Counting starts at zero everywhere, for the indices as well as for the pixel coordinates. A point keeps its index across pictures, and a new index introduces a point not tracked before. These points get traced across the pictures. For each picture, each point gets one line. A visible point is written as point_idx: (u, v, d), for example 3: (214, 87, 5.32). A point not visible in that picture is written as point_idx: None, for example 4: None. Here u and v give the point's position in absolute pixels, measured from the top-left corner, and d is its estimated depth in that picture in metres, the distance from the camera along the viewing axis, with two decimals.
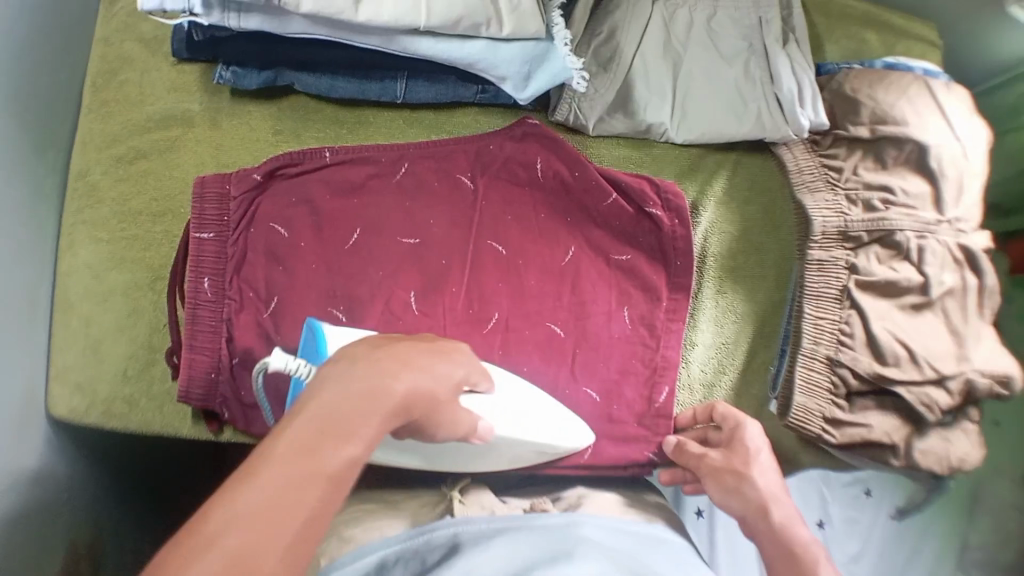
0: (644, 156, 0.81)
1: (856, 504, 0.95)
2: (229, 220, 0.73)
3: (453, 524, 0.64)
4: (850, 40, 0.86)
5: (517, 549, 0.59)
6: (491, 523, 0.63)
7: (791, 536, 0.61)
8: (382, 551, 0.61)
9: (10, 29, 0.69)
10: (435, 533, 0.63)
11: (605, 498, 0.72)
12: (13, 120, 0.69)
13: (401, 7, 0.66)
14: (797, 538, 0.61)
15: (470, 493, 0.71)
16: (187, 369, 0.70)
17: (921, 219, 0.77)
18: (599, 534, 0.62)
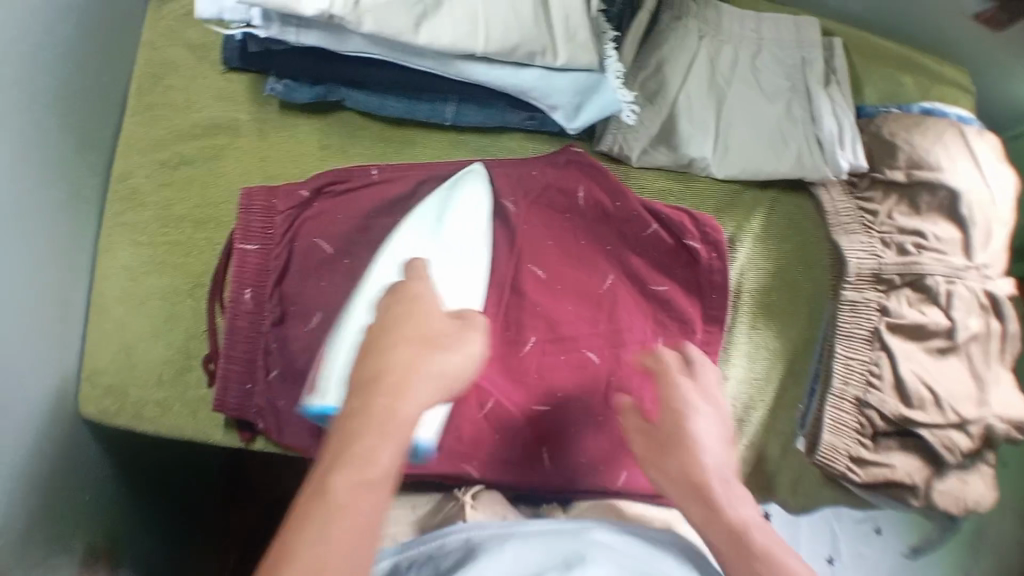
0: (684, 188, 0.81)
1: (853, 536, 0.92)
2: (273, 234, 0.73)
3: (468, 529, 0.64)
4: (887, 82, 0.87)
5: (526, 557, 0.59)
6: (505, 529, 0.64)
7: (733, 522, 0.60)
8: (398, 556, 0.64)
9: (55, 24, 0.69)
10: (449, 537, 0.64)
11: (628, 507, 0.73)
12: (55, 118, 0.70)
13: (459, 32, 0.68)
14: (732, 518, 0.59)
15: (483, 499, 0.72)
16: (222, 379, 0.73)
17: (951, 264, 0.78)
18: (615, 539, 0.62)
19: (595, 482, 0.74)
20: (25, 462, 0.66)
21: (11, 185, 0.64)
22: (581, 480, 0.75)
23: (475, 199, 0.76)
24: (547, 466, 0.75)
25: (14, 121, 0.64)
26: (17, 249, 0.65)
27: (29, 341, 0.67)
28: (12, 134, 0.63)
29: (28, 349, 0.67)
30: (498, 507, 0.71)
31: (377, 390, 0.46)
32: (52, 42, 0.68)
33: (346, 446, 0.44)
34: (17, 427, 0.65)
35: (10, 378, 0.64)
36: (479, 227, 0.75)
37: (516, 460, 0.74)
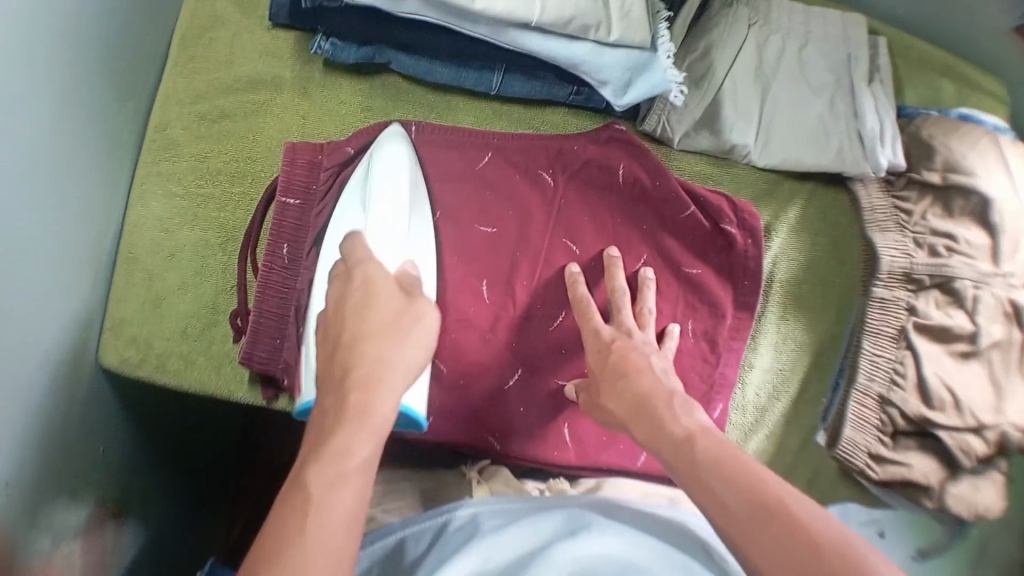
0: (724, 173, 0.81)
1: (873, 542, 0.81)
2: (314, 191, 0.75)
3: (472, 505, 0.65)
4: (927, 87, 0.87)
5: (538, 530, 0.60)
6: (510, 506, 0.64)
7: (765, 494, 0.46)
8: (401, 531, 0.64)
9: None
10: (453, 512, 0.64)
11: (643, 487, 0.73)
12: (97, 54, 0.69)
13: (515, 3, 0.68)
14: (681, 428, 0.55)
15: (490, 474, 0.72)
16: (253, 332, 0.72)
17: (980, 270, 0.78)
18: (621, 518, 0.63)
19: (614, 461, 0.75)
20: (43, 404, 0.65)
21: (49, 113, 0.63)
22: (606, 458, 0.75)
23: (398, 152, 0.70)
24: (570, 443, 0.75)
25: (56, 53, 0.63)
26: (51, 180, 0.64)
27: (56, 279, 0.67)
28: (55, 63, 0.63)
29: (53, 289, 0.66)
30: (505, 483, 0.71)
31: (349, 387, 0.49)
32: None
33: (321, 447, 0.47)
34: (39, 367, 0.64)
35: (34, 315, 0.63)
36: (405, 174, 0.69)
37: (541, 436, 0.75)
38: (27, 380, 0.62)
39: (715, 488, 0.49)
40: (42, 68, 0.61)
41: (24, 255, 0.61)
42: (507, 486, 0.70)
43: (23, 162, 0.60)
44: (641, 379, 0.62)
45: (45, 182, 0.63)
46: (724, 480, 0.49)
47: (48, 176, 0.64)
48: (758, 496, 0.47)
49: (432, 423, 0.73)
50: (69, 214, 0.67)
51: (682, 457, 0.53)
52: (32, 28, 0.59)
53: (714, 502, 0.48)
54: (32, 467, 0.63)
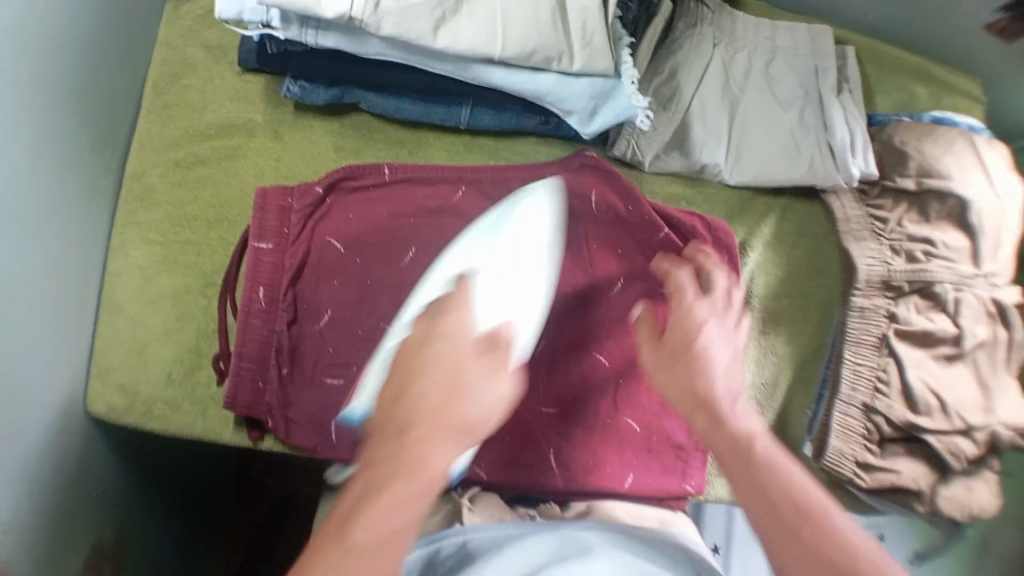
0: (698, 194, 0.81)
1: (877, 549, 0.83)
2: (288, 233, 0.76)
3: (466, 532, 0.64)
4: (899, 91, 0.87)
5: (530, 560, 0.60)
6: (505, 531, 0.64)
7: (805, 494, 0.52)
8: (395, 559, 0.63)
9: (75, 16, 0.69)
10: (446, 542, 0.64)
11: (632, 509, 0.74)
12: (70, 109, 0.70)
13: (478, 38, 0.68)
14: (743, 430, 0.57)
15: (482, 501, 0.71)
16: (235, 376, 0.73)
17: (959, 272, 0.78)
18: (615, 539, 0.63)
19: (601, 483, 0.75)
20: (34, 459, 0.65)
21: (26, 174, 0.64)
22: (593, 483, 0.74)
23: (541, 209, 0.70)
24: (557, 468, 0.74)
25: (30, 113, 0.64)
26: (32, 239, 0.65)
27: (43, 333, 0.67)
28: (27, 125, 0.63)
29: (39, 344, 0.67)
30: (497, 510, 0.70)
31: (408, 404, 0.51)
32: (70, 39, 0.69)
33: (370, 502, 0.46)
34: (27, 423, 0.65)
35: (21, 372, 0.64)
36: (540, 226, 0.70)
37: (525, 463, 0.74)
38: (17, 437, 0.63)
39: (766, 488, 0.52)
40: (14, 132, 0.62)
41: (8, 315, 0.62)
42: (499, 512, 0.70)
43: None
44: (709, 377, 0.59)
45: (26, 242, 0.64)
46: (775, 482, 0.53)
47: (29, 234, 0.64)
48: (796, 500, 0.51)
49: None
50: (50, 269, 0.68)
51: (732, 458, 0.56)
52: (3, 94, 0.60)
53: (766, 511, 0.51)
54: (26, 522, 0.64)
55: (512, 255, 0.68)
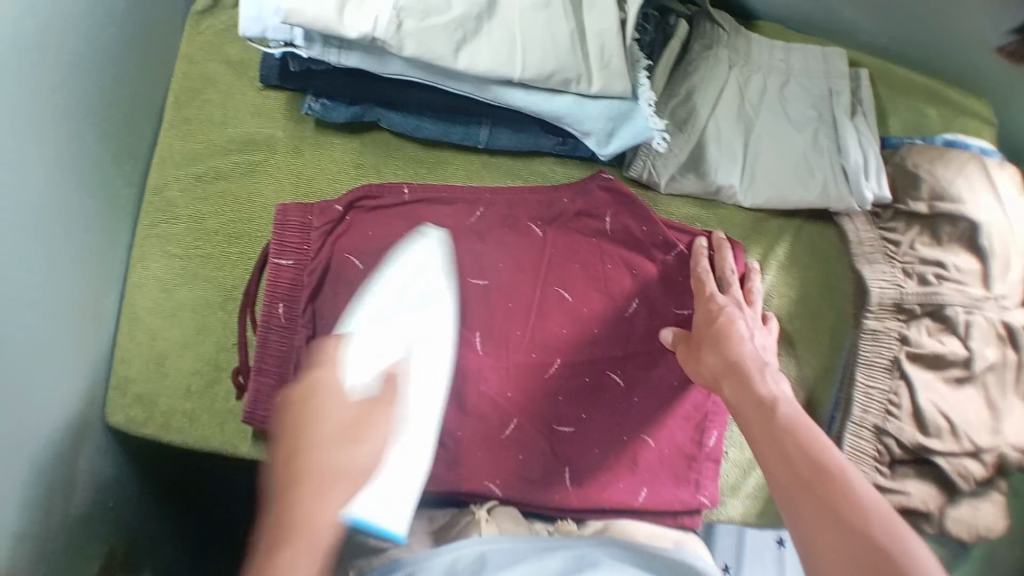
0: (712, 216, 0.82)
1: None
2: (307, 249, 0.76)
3: (482, 543, 0.65)
4: (911, 112, 0.87)
5: None
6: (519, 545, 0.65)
7: (826, 460, 0.54)
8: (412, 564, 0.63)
9: (93, 33, 0.69)
10: (462, 551, 0.64)
11: (650, 527, 0.74)
12: (88, 125, 0.70)
13: (498, 59, 0.69)
14: (767, 392, 0.61)
15: (500, 514, 0.72)
16: (254, 392, 0.74)
17: (970, 295, 0.79)
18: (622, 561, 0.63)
19: (616, 499, 0.76)
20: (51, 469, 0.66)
21: (45, 185, 0.64)
22: (608, 497, 0.75)
23: (428, 258, 0.72)
24: (570, 485, 0.75)
25: (49, 125, 0.64)
26: (48, 255, 0.65)
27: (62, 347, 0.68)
28: (45, 142, 0.64)
29: (58, 355, 0.68)
30: (511, 524, 0.71)
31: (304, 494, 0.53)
32: (92, 53, 0.69)
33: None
34: (44, 432, 0.65)
35: (37, 383, 0.64)
36: (412, 268, 0.71)
37: (540, 480, 0.75)
38: (32, 451, 0.63)
39: (786, 447, 0.56)
40: (27, 151, 0.62)
41: (28, 325, 0.63)
42: (515, 526, 0.71)
43: (10, 244, 0.60)
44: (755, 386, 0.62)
45: (45, 253, 0.65)
46: (792, 439, 0.56)
47: (44, 251, 0.65)
48: (814, 459, 0.54)
49: (434, 472, 0.74)
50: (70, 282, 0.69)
51: (757, 422, 0.59)
52: (14, 113, 0.60)
53: (788, 473, 0.54)
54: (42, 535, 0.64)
55: (421, 302, 0.70)
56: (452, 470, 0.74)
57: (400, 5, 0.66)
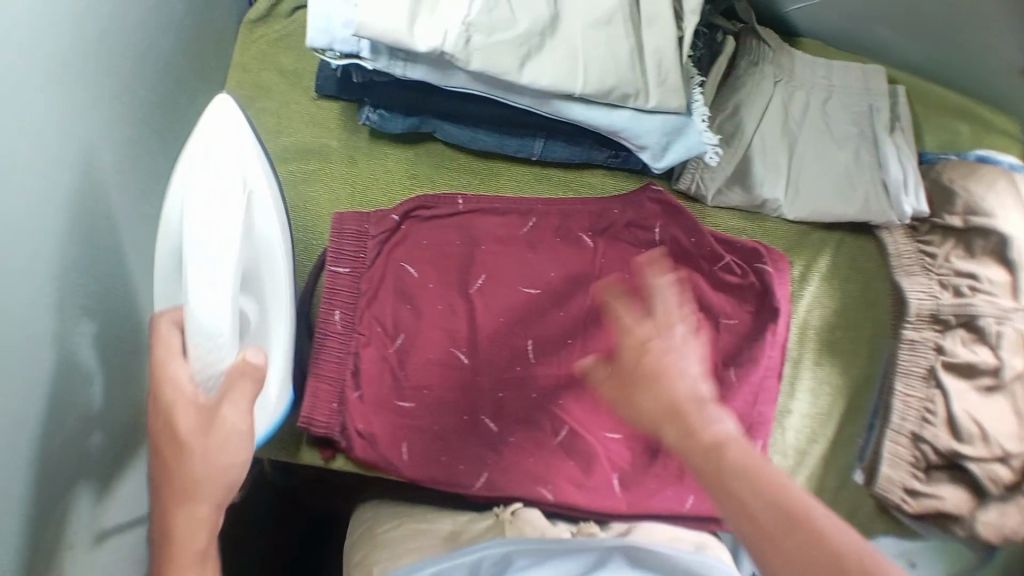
0: (758, 228, 0.85)
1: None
2: (364, 257, 0.77)
3: (505, 544, 0.67)
4: (945, 130, 0.90)
5: None
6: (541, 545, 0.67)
7: (791, 499, 0.46)
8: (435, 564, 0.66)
9: (151, 43, 0.70)
10: (484, 551, 0.67)
11: (671, 532, 0.75)
12: (145, 134, 0.70)
13: (560, 74, 0.70)
14: (710, 435, 0.50)
15: (523, 515, 0.74)
16: (311, 397, 0.74)
17: (1001, 306, 0.81)
18: None
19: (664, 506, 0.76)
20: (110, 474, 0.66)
21: (112, 190, 0.64)
22: (656, 504, 0.76)
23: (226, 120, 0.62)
24: (620, 492, 0.76)
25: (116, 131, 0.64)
26: (118, 266, 0.65)
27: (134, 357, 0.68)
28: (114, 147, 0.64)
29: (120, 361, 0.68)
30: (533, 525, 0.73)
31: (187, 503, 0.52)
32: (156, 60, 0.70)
33: None
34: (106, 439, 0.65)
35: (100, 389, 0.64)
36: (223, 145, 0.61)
37: (593, 487, 0.76)
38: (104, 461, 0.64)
39: (743, 499, 0.47)
40: (95, 160, 0.62)
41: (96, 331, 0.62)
42: (535, 528, 0.72)
43: (82, 251, 0.60)
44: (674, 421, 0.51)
45: (112, 258, 0.65)
46: (750, 490, 0.47)
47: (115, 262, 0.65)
48: (775, 504, 0.46)
49: (486, 479, 0.75)
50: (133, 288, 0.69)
51: (710, 467, 0.49)
52: (83, 126, 0.60)
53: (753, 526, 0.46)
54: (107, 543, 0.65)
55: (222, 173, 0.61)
56: (508, 475, 0.75)
57: (469, 20, 0.67)
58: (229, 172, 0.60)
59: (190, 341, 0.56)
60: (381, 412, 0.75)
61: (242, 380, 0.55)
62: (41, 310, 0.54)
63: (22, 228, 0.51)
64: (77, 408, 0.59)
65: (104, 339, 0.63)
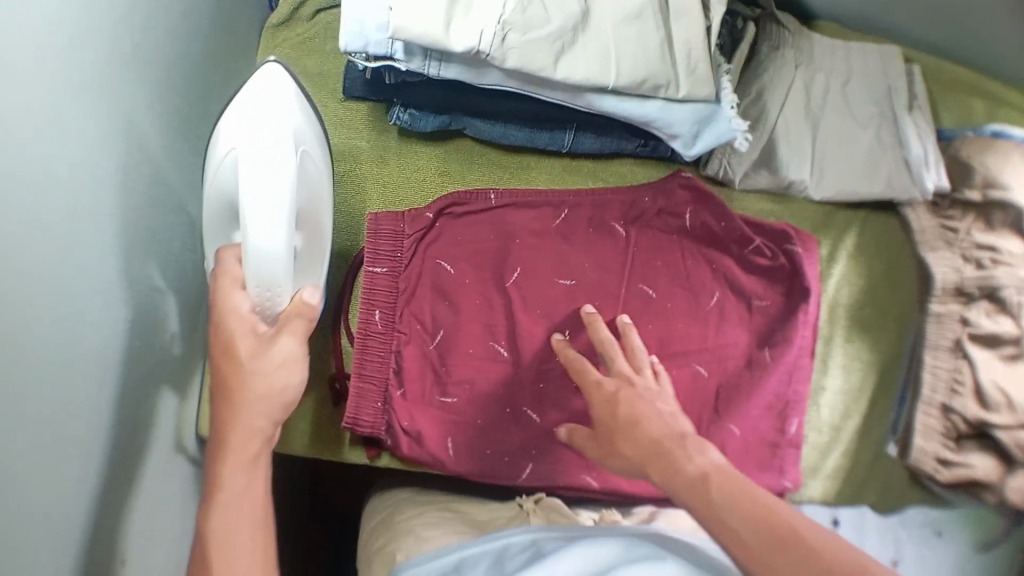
0: (784, 209, 0.87)
1: (924, 541, 0.85)
2: (400, 257, 0.77)
3: (531, 532, 0.64)
4: (960, 107, 0.91)
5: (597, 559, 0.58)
6: (567, 534, 0.64)
7: (776, 520, 0.51)
8: (460, 552, 0.62)
9: (186, 51, 0.69)
10: (511, 538, 0.64)
11: (691, 520, 0.75)
12: (187, 141, 0.70)
13: (594, 68, 0.71)
14: (695, 469, 0.57)
15: (546, 504, 0.74)
16: (357, 397, 0.73)
17: (1021, 277, 0.81)
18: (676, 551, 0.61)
19: None
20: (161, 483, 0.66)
21: (157, 202, 0.65)
22: None
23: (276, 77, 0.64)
24: None
25: (158, 144, 0.65)
26: (156, 273, 0.65)
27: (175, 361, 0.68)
28: (153, 159, 0.64)
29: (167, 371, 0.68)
30: (559, 512, 0.73)
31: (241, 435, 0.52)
32: (190, 67, 0.70)
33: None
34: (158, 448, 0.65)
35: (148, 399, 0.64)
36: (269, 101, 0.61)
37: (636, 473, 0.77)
38: (149, 467, 0.64)
39: (730, 523, 0.52)
40: (142, 172, 0.62)
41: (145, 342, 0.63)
42: (561, 514, 0.73)
43: (130, 262, 0.60)
44: (688, 465, 0.58)
45: (160, 267, 0.65)
46: (736, 515, 0.52)
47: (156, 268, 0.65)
48: (761, 523, 0.51)
49: (532, 469, 0.76)
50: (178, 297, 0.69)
51: (694, 495, 0.56)
52: (129, 139, 0.60)
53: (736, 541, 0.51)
54: (157, 549, 0.65)
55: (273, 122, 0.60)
56: (551, 464, 0.76)
57: (504, 19, 0.68)
58: (285, 119, 0.61)
59: (248, 264, 0.55)
60: (426, 408, 0.76)
61: (295, 320, 0.56)
62: (89, 325, 0.54)
63: (64, 236, 0.51)
64: (126, 422, 0.59)
65: (145, 348, 0.63)
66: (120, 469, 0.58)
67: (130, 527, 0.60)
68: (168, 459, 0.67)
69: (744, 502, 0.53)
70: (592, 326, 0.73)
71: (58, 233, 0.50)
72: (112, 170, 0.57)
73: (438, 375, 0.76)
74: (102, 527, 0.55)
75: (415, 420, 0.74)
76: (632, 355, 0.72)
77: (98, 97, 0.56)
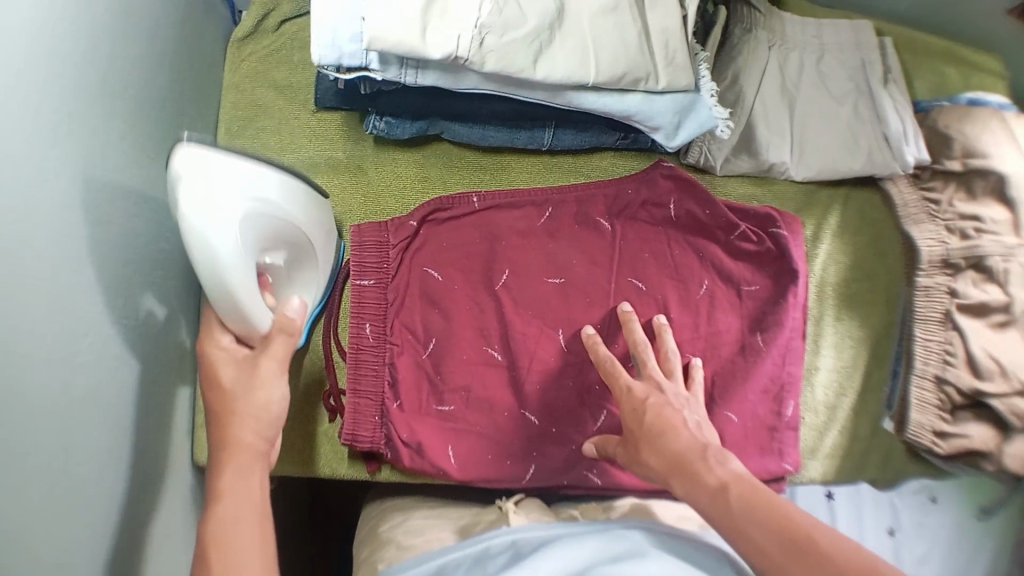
0: (766, 191, 0.86)
1: (922, 509, 0.87)
2: (387, 269, 0.77)
3: (512, 533, 0.63)
4: (934, 75, 0.91)
5: (574, 557, 0.58)
6: (549, 531, 0.63)
7: (794, 528, 0.54)
8: (441, 560, 0.62)
9: (154, 75, 0.68)
10: (492, 540, 0.63)
11: (679, 510, 0.74)
12: (160, 166, 0.69)
13: (573, 66, 0.70)
14: (716, 478, 0.60)
15: (527, 505, 0.73)
16: (353, 413, 0.74)
17: (1006, 245, 0.82)
18: (659, 542, 0.59)
19: None
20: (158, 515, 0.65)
21: (135, 231, 0.63)
22: None
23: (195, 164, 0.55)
24: None
25: (132, 172, 0.63)
26: (137, 300, 0.64)
27: (158, 388, 0.67)
28: (129, 188, 0.63)
29: (155, 401, 0.67)
30: (538, 512, 0.72)
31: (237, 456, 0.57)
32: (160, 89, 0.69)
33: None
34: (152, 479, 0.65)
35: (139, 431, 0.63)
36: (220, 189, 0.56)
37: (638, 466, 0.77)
38: (138, 499, 0.62)
39: (751, 531, 0.55)
40: (117, 202, 0.61)
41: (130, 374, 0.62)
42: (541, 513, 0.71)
43: (111, 294, 0.59)
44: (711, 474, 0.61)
45: (141, 297, 0.64)
46: (755, 524, 0.55)
47: (137, 295, 0.63)
48: (783, 536, 0.53)
49: (533, 471, 0.75)
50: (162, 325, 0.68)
51: (719, 509, 0.58)
52: (103, 171, 0.59)
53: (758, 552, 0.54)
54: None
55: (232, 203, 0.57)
56: (552, 465, 0.76)
57: (481, 22, 0.67)
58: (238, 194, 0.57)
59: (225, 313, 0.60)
60: (424, 418, 0.75)
61: (278, 338, 0.62)
62: (72, 365, 0.53)
63: (42, 278, 0.50)
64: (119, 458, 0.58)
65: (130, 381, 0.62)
66: (110, 506, 0.57)
67: (123, 562, 0.59)
68: (155, 489, 0.66)
69: (767, 515, 0.55)
70: (628, 326, 0.75)
71: (38, 270, 0.49)
72: (90, 199, 0.56)
73: (434, 383, 0.76)
74: (96, 565, 0.54)
75: (412, 431, 0.74)
76: (666, 358, 0.74)
77: (74, 125, 0.54)
